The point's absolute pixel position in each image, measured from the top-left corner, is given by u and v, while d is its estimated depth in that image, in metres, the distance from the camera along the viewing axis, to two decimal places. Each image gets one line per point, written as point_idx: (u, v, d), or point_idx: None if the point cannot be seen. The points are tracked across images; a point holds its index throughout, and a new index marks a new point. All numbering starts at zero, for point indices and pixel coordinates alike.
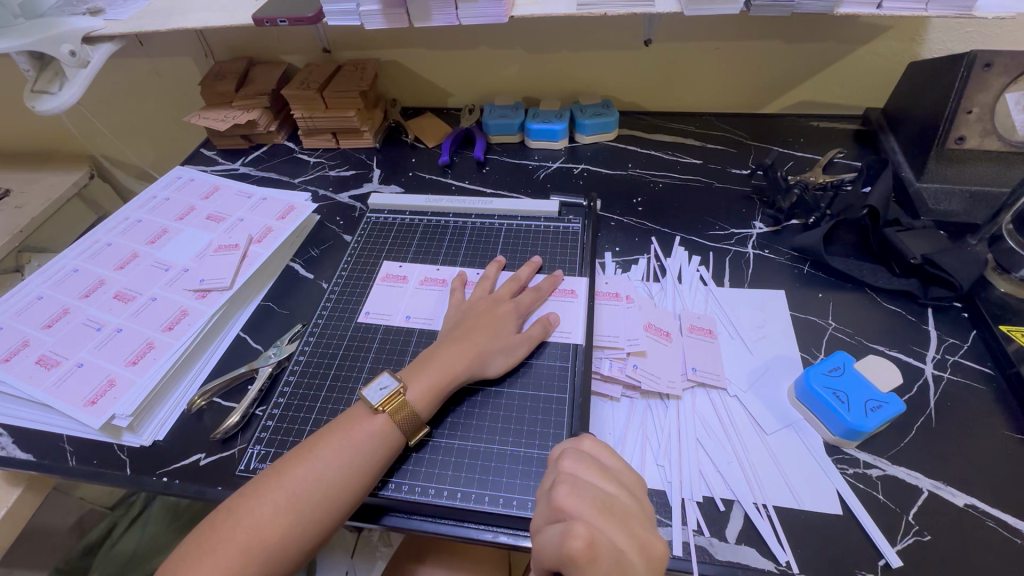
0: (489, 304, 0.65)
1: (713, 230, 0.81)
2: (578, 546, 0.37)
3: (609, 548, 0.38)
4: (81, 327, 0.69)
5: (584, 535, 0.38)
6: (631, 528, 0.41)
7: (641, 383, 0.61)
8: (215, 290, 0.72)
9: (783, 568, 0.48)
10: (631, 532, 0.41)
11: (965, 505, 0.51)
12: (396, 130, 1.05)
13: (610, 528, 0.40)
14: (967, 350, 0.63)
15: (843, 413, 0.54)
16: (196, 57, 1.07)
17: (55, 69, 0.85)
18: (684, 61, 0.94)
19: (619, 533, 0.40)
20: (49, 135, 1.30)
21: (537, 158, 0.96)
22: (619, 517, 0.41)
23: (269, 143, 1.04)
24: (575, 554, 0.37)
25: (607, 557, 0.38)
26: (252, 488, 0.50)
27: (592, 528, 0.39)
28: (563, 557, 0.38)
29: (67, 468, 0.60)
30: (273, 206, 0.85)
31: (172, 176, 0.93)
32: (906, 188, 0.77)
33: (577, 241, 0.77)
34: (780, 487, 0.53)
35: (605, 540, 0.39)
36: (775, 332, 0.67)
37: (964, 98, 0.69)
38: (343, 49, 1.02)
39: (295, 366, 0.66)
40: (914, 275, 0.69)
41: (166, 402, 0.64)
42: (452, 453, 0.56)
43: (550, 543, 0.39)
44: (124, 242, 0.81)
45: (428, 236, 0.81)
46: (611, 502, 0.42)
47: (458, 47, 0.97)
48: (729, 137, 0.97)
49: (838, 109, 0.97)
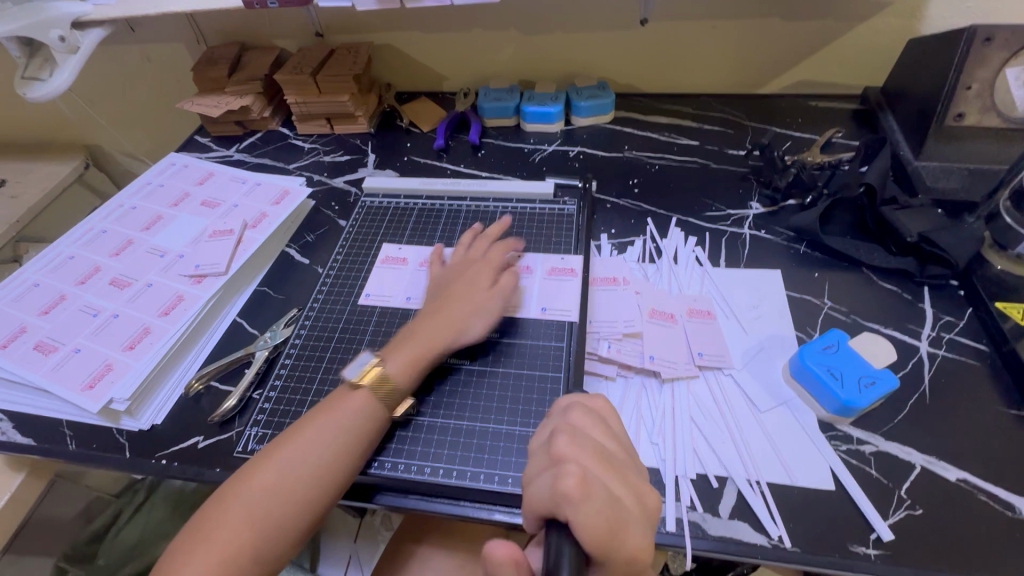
0: (462, 275, 0.66)
1: (710, 211, 0.80)
2: (571, 484, 0.36)
3: (604, 491, 0.37)
4: (78, 314, 0.69)
5: (577, 474, 0.37)
6: (628, 478, 0.40)
7: (660, 370, 0.61)
8: (210, 276, 0.72)
9: (776, 543, 0.48)
10: (627, 482, 0.40)
11: (958, 479, 0.51)
12: (390, 115, 1.04)
13: (607, 475, 0.39)
14: (962, 327, 0.63)
15: (836, 390, 0.54)
16: (188, 42, 1.06)
17: (45, 55, 0.84)
18: (680, 40, 0.93)
19: (616, 482, 0.39)
20: (43, 124, 1.30)
21: (533, 141, 0.96)
22: (615, 466, 0.40)
23: (264, 129, 1.03)
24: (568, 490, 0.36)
25: (600, 496, 0.37)
26: (243, 470, 0.50)
27: (589, 472, 0.38)
28: (555, 499, 0.36)
29: (67, 452, 0.60)
30: (267, 192, 0.85)
31: (166, 163, 0.92)
32: (904, 167, 0.76)
33: (573, 223, 0.77)
34: (774, 464, 0.54)
35: (600, 484, 0.37)
36: (770, 311, 0.67)
37: (964, 74, 0.69)
38: (335, 33, 1.01)
39: (291, 349, 0.66)
40: (911, 254, 0.69)
41: (164, 387, 0.64)
42: (447, 432, 0.56)
43: (542, 489, 0.38)
44: (118, 230, 0.81)
45: (423, 220, 0.81)
46: (609, 454, 0.41)
47: (452, 30, 0.96)
48: (726, 118, 0.96)
49: (836, 88, 0.96)
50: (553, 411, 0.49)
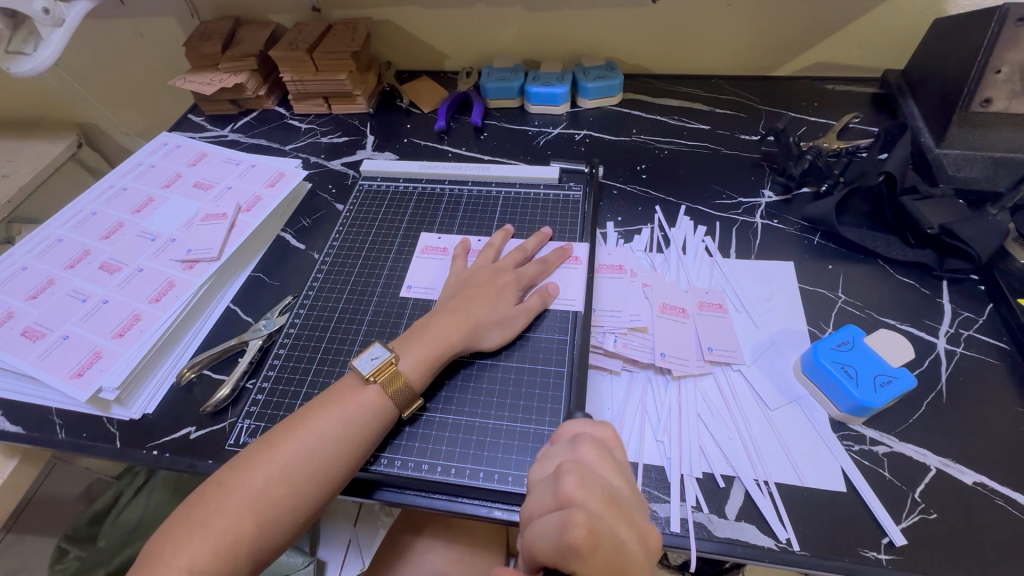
0: (489, 274, 0.63)
1: (721, 199, 0.77)
2: (580, 535, 0.34)
3: (612, 539, 0.35)
4: (66, 299, 0.67)
5: (585, 524, 0.35)
6: (632, 519, 0.38)
7: (670, 368, 0.58)
8: (202, 261, 0.70)
9: (784, 546, 0.47)
10: (632, 523, 0.38)
11: (974, 483, 0.50)
12: (390, 94, 1.00)
13: (614, 522, 0.36)
14: (982, 324, 0.61)
15: (850, 388, 0.52)
16: (180, 16, 1.02)
17: (29, 28, 0.79)
18: (694, 18, 0.88)
19: (622, 527, 0.37)
20: (33, 101, 1.26)
21: (537, 123, 0.92)
22: (621, 508, 0.38)
23: (259, 109, 1.00)
24: (576, 544, 0.34)
25: (608, 548, 0.35)
26: (242, 460, 0.48)
27: (596, 518, 0.36)
28: (561, 551, 0.34)
29: (56, 440, 0.59)
30: (262, 173, 0.82)
31: (158, 143, 0.89)
32: (924, 154, 0.73)
33: (578, 209, 0.74)
34: (783, 464, 0.52)
35: (609, 534, 0.35)
36: (782, 305, 0.64)
37: (993, 56, 0.65)
38: (334, 9, 0.97)
39: (285, 339, 0.64)
40: (930, 246, 0.66)
41: (154, 376, 0.62)
42: (447, 428, 0.54)
43: (546, 533, 0.36)
44: (108, 212, 0.78)
45: (423, 205, 0.78)
46: (616, 497, 0.38)
47: (454, 6, 0.92)
48: (739, 101, 0.92)
49: (856, 71, 0.91)
50: (562, 436, 0.47)
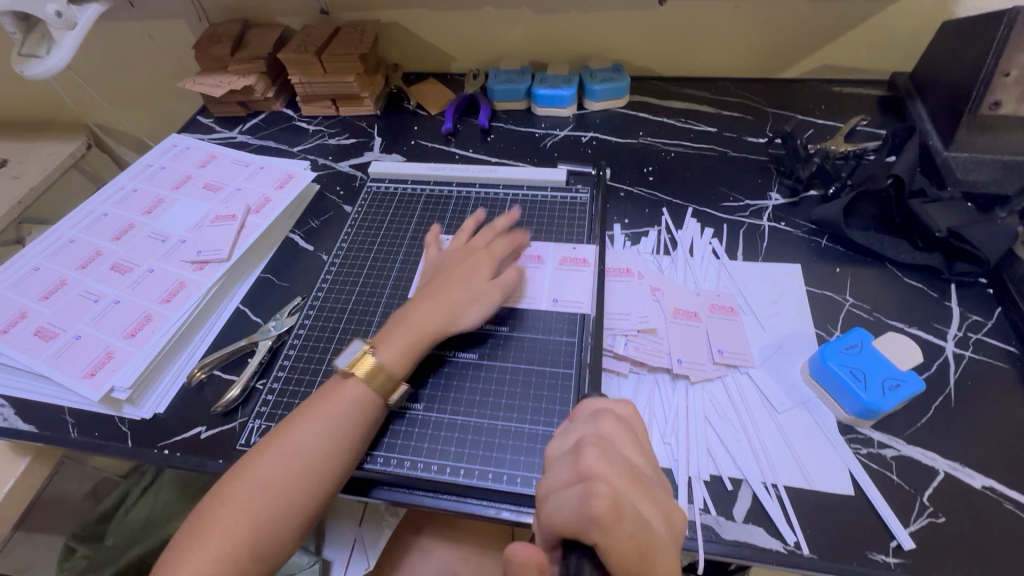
0: (462, 254, 0.64)
1: (728, 202, 0.77)
2: (603, 506, 0.35)
3: (633, 514, 0.36)
4: (78, 299, 0.68)
5: (608, 495, 0.36)
6: (656, 498, 0.39)
7: (688, 373, 0.58)
8: (213, 262, 0.71)
9: (792, 549, 0.47)
10: (656, 501, 0.39)
11: (983, 487, 0.50)
12: (397, 97, 1.01)
13: (638, 499, 0.38)
14: (990, 327, 0.61)
15: (858, 391, 0.52)
16: (190, 19, 1.03)
17: (42, 32, 0.80)
18: (701, 21, 0.89)
19: (643, 500, 0.38)
20: (44, 103, 1.27)
21: (544, 125, 0.92)
22: (643, 486, 0.39)
23: (267, 110, 1.01)
24: (599, 515, 0.35)
25: (630, 520, 0.35)
26: (239, 467, 0.49)
27: (619, 492, 0.37)
28: (584, 521, 0.35)
29: (68, 439, 0.59)
30: (270, 175, 0.83)
31: (168, 144, 0.90)
32: (932, 158, 0.72)
33: (586, 211, 0.75)
34: (791, 467, 0.52)
35: (631, 508, 0.36)
36: (789, 308, 0.64)
37: (1003, 60, 0.65)
38: (342, 11, 0.97)
39: (295, 340, 0.64)
40: (937, 250, 0.66)
41: (165, 375, 0.63)
42: (455, 429, 0.55)
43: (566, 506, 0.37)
44: (119, 213, 0.79)
45: (431, 207, 0.78)
46: (638, 474, 0.39)
47: (462, 9, 0.93)
48: (746, 103, 0.92)
49: (863, 73, 0.91)
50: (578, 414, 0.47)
